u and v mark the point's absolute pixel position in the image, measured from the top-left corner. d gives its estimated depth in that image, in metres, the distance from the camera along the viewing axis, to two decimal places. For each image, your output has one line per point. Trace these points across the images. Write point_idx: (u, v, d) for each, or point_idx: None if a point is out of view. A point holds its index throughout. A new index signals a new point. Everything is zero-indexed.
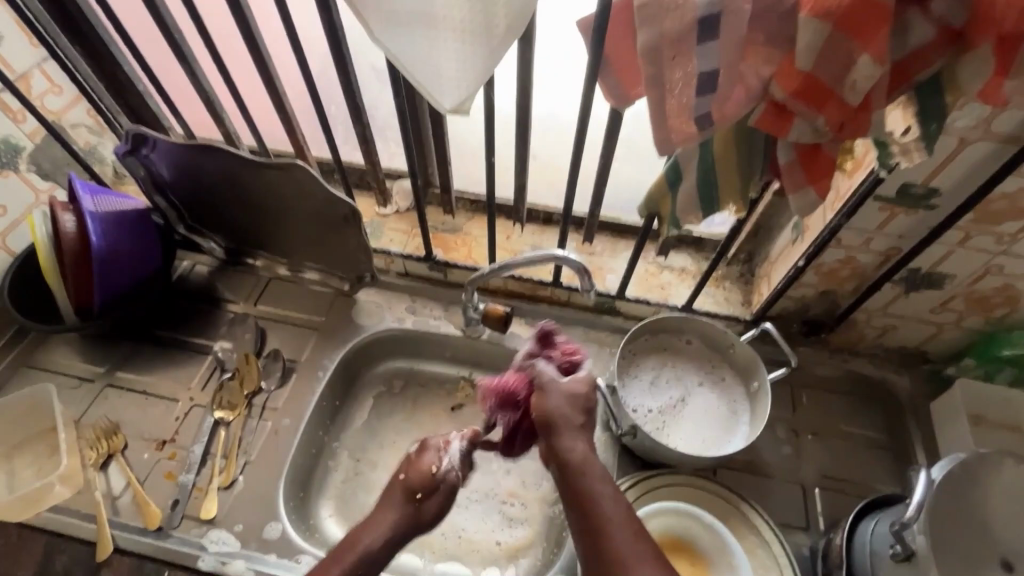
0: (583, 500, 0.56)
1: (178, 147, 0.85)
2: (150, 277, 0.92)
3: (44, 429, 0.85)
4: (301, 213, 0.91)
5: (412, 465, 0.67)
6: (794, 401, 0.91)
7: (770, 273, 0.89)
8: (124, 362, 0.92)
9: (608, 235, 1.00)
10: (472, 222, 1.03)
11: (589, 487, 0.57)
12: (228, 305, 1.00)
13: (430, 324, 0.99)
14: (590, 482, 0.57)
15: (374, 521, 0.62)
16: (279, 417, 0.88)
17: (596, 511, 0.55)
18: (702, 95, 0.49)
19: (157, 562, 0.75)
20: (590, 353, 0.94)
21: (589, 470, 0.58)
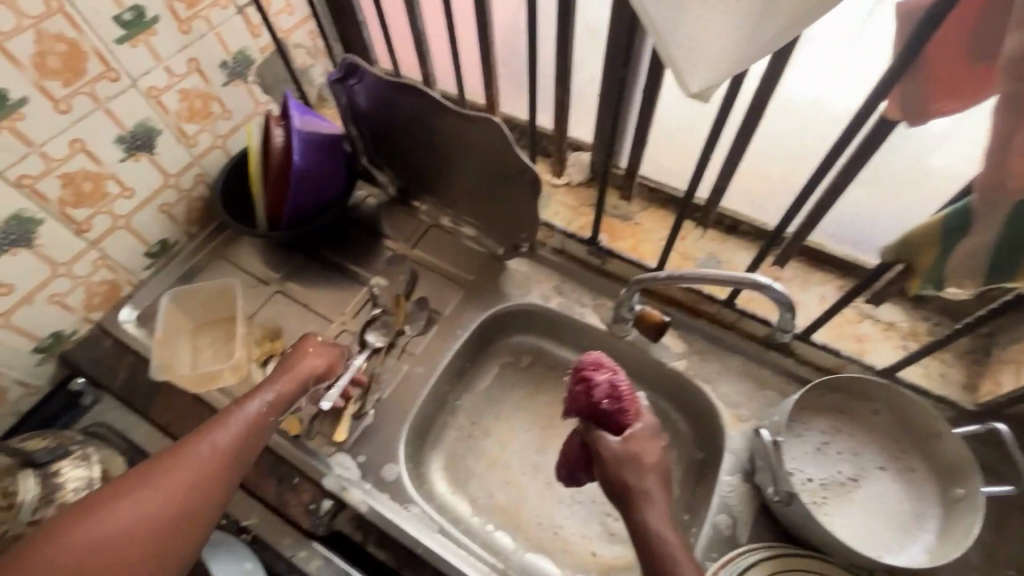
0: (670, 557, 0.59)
1: (381, 81, 0.86)
2: (331, 201, 0.96)
3: (227, 316, 0.96)
4: (478, 168, 0.89)
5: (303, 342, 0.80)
6: (1001, 524, 0.72)
7: (1020, 363, 0.70)
8: (296, 274, 0.99)
9: (801, 262, 0.86)
10: (646, 214, 0.94)
11: (671, 547, 0.59)
12: (388, 242, 1.03)
13: (576, 311, 0.93)
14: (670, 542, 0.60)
15: (275, 390, 0.71)
16: (415, 363, 0.90)
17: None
18: None
19: (289, 467, 0.80)
20: (745, 390, 0.83)
21: (669, 542, 0.60)
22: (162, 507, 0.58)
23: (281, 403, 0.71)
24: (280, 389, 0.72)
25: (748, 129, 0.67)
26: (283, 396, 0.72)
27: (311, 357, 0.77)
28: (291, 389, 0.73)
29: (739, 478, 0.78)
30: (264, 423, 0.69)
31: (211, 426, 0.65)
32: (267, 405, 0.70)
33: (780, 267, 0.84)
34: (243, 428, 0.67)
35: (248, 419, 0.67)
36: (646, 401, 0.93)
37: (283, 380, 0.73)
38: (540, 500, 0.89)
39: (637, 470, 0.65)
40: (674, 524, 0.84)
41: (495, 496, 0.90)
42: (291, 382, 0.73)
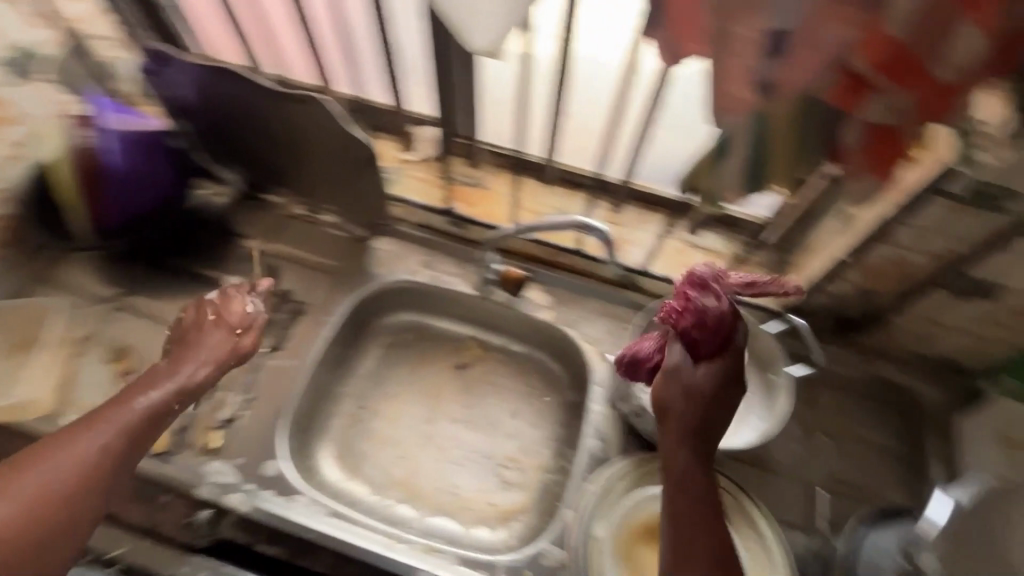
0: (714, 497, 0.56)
1: (195, 67, 0.81)
2: (166, 200, 0.94)
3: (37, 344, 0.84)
4: (321, 152, 0.88)
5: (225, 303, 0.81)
6: (812, 397, 0.88)
7: (806, 264, 0.84)
8: (138, 287, 0.92)
9: (637, 205, 0.95)
10: (497, 179, 0.99)
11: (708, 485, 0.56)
12: (245, 241, 0.98)
13: (444, 281, 0.96)
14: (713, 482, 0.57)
15: (167, 376, 0.70)
16: (287, 357, 0.88)
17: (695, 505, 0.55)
18: (770, 58, 0.44)
19: (156, 487, 0.75)
20: (605, 327, 0.92)
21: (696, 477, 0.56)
22: (45, 492, 0.57)
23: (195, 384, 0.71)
24: (185, 377, 0.71)
25: None
26: (182, 387, 0.70)
27: (239, 344, 0.78)
28: (191, 376, 0.71)
29: (605, 405, 0.86)
30: (167, 413, 0.67)
31: (106, 418, 0.63)
32: (168, 395, 0.68)
33: (618, 213, 0.93)
34: (140, 417, 0.64)
35: (150, 409, 0.65)
36: (525, 355, 0.99)
37: (192, 354, 0.74)
38: (436, 466, 0.92)
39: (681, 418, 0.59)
40: (560, 461, 0.91)
41: (391, 473, 0.91)
42: (192, 369, 0.72)
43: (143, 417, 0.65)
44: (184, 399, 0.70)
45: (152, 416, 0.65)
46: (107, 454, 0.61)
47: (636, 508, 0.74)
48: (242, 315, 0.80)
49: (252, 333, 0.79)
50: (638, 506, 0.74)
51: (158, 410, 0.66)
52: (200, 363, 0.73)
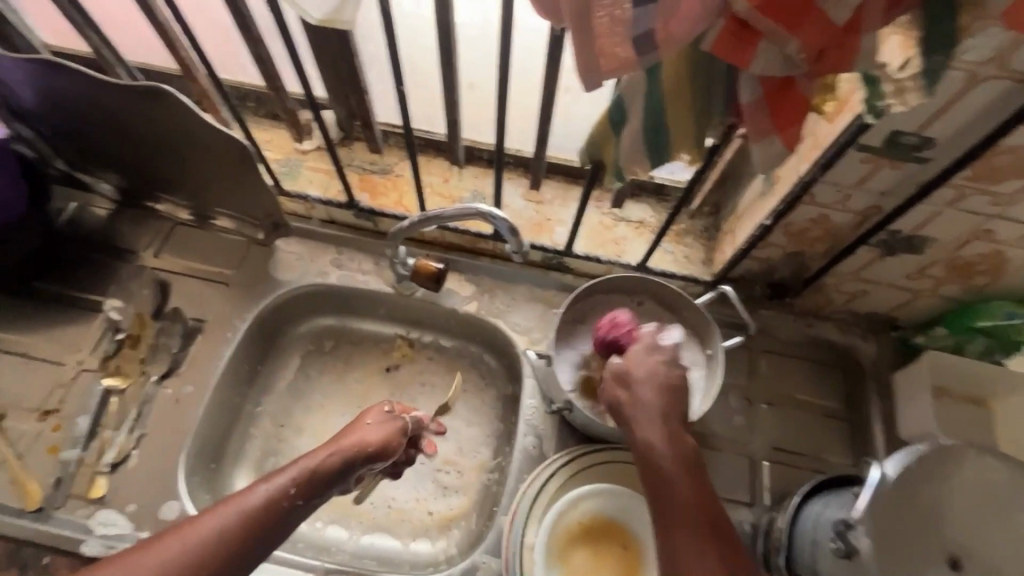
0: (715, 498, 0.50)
1: (21, 61, 0.69)
2: (20, 221, 0.78)
3: None
4: (194, 149, 0.77)
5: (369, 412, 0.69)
6: (751, 367, 0.85)
7: (734, 230, 0.79)
8: (0, 321, 0.80)
9: (559, 180, 0.88)
10: (405, 163, 0.90)
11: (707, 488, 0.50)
12: (132, 255, 0.87)
13: (358, 280, 0.88)
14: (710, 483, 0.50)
15: (290, 466, 0.58)
16: (181, 383, 0.78)
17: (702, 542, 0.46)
18: (639, 6, 0.37)
19: (36, 547, 0.67)
20: (534, 314, 0.86)
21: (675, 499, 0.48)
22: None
23: (328, 469, 0.60)
24: (312, 459, 0.60)
25: (447, 54, 0.64)
26: (310, 470, 0.59)
27: (364, 432, 0.65)
28: (317, 464, 0.59)
29: (538, 399, 0.81)
30: (288, 505, 0.56)
31: (220, 520, 0.52)
32: (290, 479, 0.57)
33: (538, 190, 0.86)
34: (257, 515, 0.54)
35: (263, 499, 0.55)
36: (455, 350, 0.93)
37: (326, 446, 0.62)
38: None
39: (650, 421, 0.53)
40: (499, 459, 0.86)
41: None
42: (333, 456, 0.61)
43: (255, 508, 0.54)
44: (314, 490, 0.58)
45: (268, 507, 0.55)
46: (202, 548, 0.50)
47: (569, 510, 0.68)
48: (389, 432, 0.67)
49: (393, 435, 0.67)
50: (572, 507, 0.68)
51: (276, 503, 0.55)
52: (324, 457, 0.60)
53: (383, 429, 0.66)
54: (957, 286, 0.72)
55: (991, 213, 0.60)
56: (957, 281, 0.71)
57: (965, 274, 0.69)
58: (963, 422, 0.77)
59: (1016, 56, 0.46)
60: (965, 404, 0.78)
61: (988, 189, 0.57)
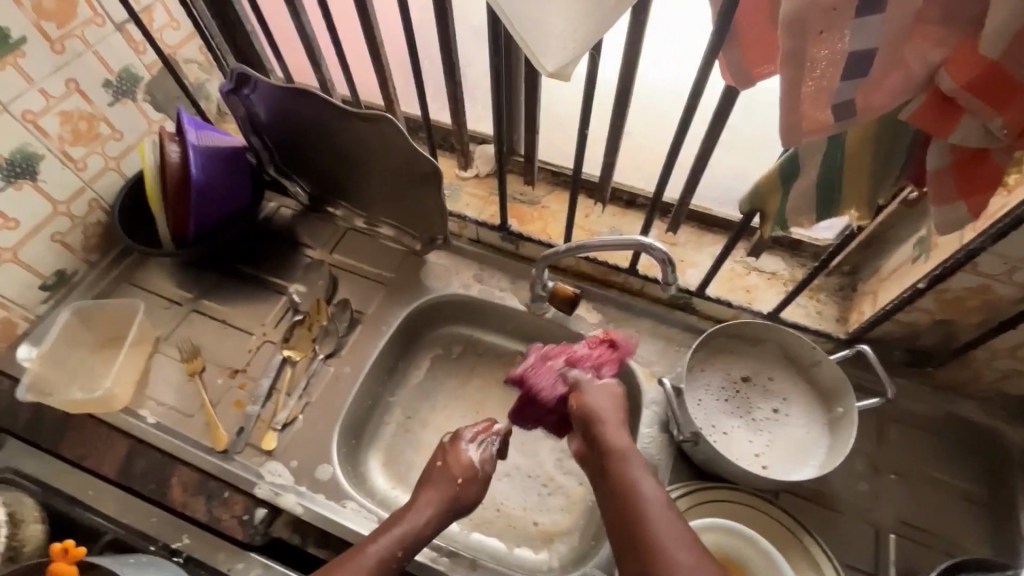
0: (620, 494, 0.60)
1: (275, 88, 0.86)
2: (239, 213, 0.96)
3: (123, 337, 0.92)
4: (386, 168, 0.91)
5: (448, 450, 0.74)
6: (880, 434, 0.83)
7: (876, 292, 0.80)
8: (209, 291, 0.97)
9: (694, 226, 0.93)
10: (551, 197, 0.99)
11: (619, 492, 0.60)
12: (307, 250, 1.02)
13: (496, 295, 0.97)
14: (627, 475, 0.62)
15: (419, 505, 0.68)
16: (341, 365, 0.90)
17: (636, 500, 0.58)
18: (848, 80, 0.42)
19: (219, 482, 0.79)
20: (657, 349, 0.90)
21: (624, 459, 0.63)
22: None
23: (428, 531, 0.66)
24: (410, 525, 0.66)
25: (622, 106, 0.73)
26: (411, 534, 0.65)
27: (449, 466, 0.72)
28: (423, 523, 0.66)
29: (657, 430, 0.84)
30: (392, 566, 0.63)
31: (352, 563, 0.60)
32: (393, 545, 0.64)
33: (674, 233, 0.92)
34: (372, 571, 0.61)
35: (377, 560, 0.62)
36: None
37: (425, 503, 0.68)
38: None
39: (630, 452, 0.64)
40: None
41: None
42: (431, 514, 0.67)
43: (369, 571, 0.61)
44: (412, 547, 0.65)
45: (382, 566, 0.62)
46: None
47: None
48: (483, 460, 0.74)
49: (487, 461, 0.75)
50: None
51: (383, 567, 0.62)
52: (424, 506, 0.68)
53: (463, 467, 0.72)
54: None
55: None
56: None
57: None
58: None
59: None
60: None
61: None
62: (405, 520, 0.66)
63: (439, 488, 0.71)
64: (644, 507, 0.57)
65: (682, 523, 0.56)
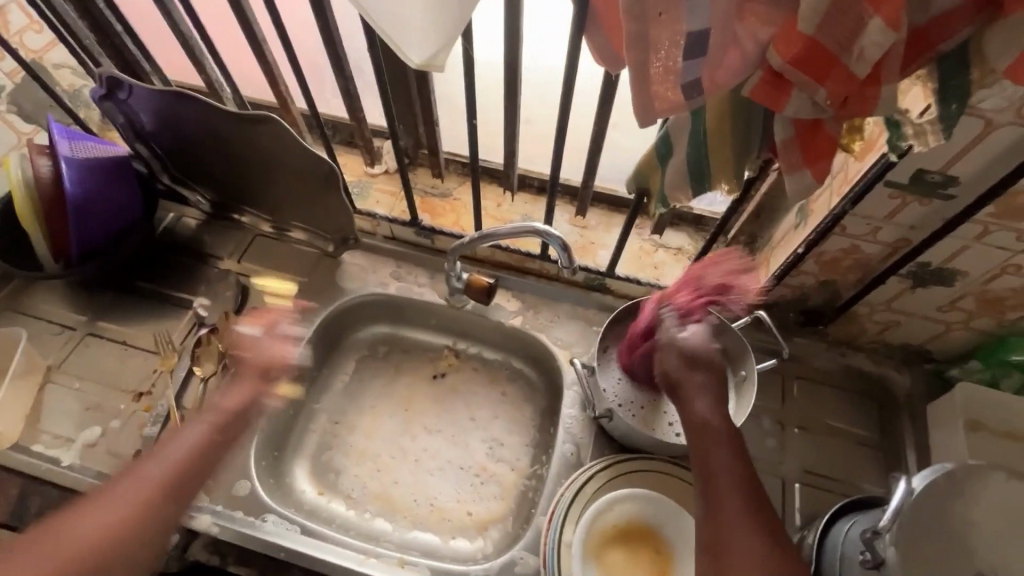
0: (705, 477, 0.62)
1: (151, 92, 0.81)
2: (130, 227, 0.90)
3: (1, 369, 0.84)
4: (284, 169, 0.87)
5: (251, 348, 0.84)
6: (785, 392, 0.88)
7: (768, 259, 0.84)
8: (107, 311, 0.91)
9: (602, 209, 0.96)
10: (462, 188, 0.99)
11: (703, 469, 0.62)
12: (214, 261, 0.98)
13: (415, 291, 0.96)
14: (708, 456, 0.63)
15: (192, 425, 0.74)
16: (256, 376, 0.87)
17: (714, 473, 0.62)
18: (689, 59, 0.44)
19: None
20: (575, 331, 0.92)
21: (716, 429, 0.65)
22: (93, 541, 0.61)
23: (188, 456, 0.71)
24: (214, 412, 0.75)
25: (512, 92, 0.73)
26: (219, 422, 0.75)
27: (221, 401, 0.77)
28: (191, 440, 0.72)
29: (578, 410, 0.86)
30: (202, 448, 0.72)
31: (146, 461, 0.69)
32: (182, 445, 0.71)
33: (583, 216, 0.94)
34: (182, 459, 0.70)
35: (182, 451, 0.71)
36: (500, 360, 0.99)
37: (214, 417, 0.75)
38: (412, 479, 0.91)
39: (729, 484, 0.60)
40: (537, 467, 0.91)
41: (368, 487, 0.90)
42: (202, 420, 0.74)
43: (178, 459, 0.70)
44: (228, 433, 0.76)
45: (157, 476, 0.68)
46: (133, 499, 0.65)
47: (605, 512, 0.72)
48: (278, 349, 0.84)
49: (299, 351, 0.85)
50: (607, 509, 0.72)
51: (174, 470, 0.69)
52: (204, 420, 0.74)
53: (275, 347, 0.84)
54: (989, 320, 0.75)
55: (1016, 249, 0.64)
56: (988, 315, 0.74)
57: (996, 308, 0.72)
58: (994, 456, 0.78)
59: None
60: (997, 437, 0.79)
61: (1012, 225, 0.61)
62: (150, 455, 0.69)
63: (242, 387, 0.79)
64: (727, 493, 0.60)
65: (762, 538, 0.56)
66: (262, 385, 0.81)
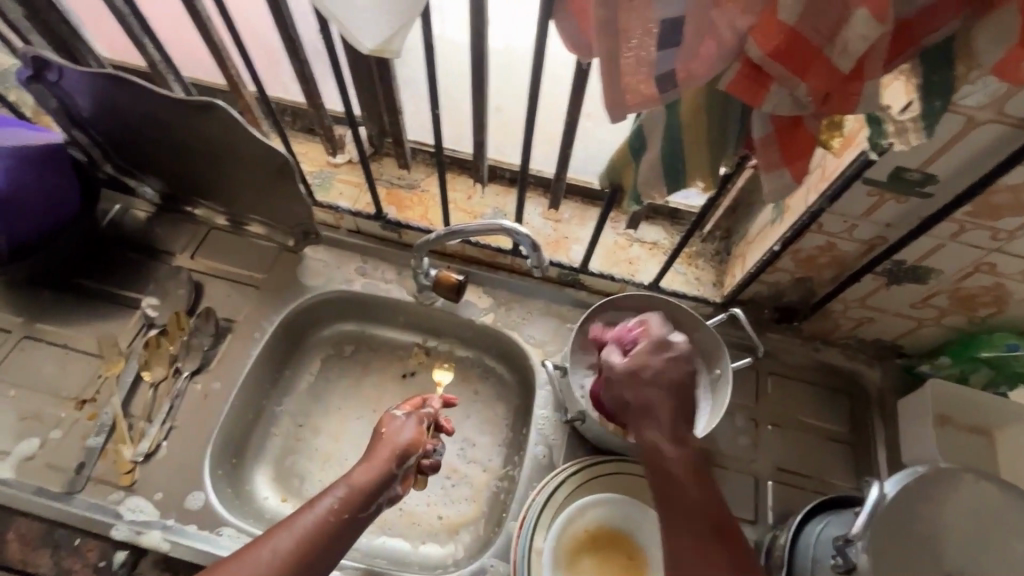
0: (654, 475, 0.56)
1: (84, 74, 0.74)
2: (66, 221, 0.83)
3: None
4: (237, 160, 0.81)
5: (382, 424, 0.73)
6: (759, 389, 0.87)
7: (744, 255, 0.83)
8: (44, 312, 0.84)
9: (576, 202, 0.92)
10: (431, 179, 0.94)
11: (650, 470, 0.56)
12: (163, 256, 0.91)
13: (381, 288, 0.92)
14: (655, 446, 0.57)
15: (368, 466, 0.68)
16: (211, 380, 0.82)
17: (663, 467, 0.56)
18: (663, 49, 0.41)
19: (68, 529, 0.70)
20: (548, 329, 0.89)
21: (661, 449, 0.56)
22: None
23: (366, 485, 0.66)
24: (349, 479, 0.65)
25: (480, 80, 0.68)
26: (354, 489, 0.65)
27: (391, 438, 0.71)
28: (355, 476, 0.66)
29: (550, 410, 0.84)
30: (337, 522, 0.62)
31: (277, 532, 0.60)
32: (332, 506, 0.63)
33: (557, 210, 0.90)
34: (313, 530, 0.61)
35: (312, 521, 0.61)
36: (472, 359, 0.96)
37: (355, 473, 0.66)
38: None
39: (679, 485, 0.54)
40: (510, 468, 0.89)
41: None
42: (366, 471, 0.67)
43: (305, 533, 0.60)
44: (358, 506, 0.64)
45: (298, 547, 0.59)
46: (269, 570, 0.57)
47: (577, 518, 0.71)
48: (419, 431, 0.73)
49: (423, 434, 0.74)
50: (578, 515, 0.72)
51: (323, 525, 0.61)
52: (355, 475, 0.66)
53: (410, 427, 0.73)
54: (960, 317, 0.75)
55: (990, 247, 0.63)
56: (959, 312, 0.74)
57: (967, 305, 0.72)
58: (961, 450, 0.79)
59: (1013, 102, 0.49)
60: (965, 432, 0.80)
61: (988, 224, 0.60)
62: (350, 500, 0.64)
63: (378, 454, 0.69)
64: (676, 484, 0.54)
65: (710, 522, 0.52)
66: (404, 456, 0.70)
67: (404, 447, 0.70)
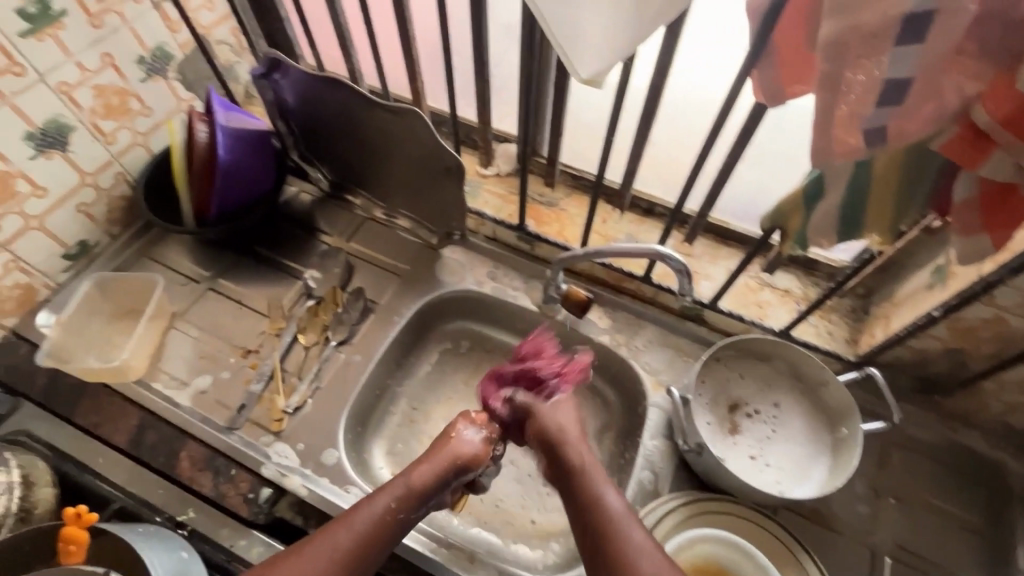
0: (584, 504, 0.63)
1: (305, 75, 0.87)
2: (260, 196, 0.97)
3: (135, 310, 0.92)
4: (409, 161, 0.91)
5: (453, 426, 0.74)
6: (883, 458, 0.83)
7: (888, 317, 0.80)
8: (227, 271, 0.98)
9: (710, 239, 0.94)
10: (570, 200, 1.00)
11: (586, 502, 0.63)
12: (323, 237, 1.03)
13: (508, 294, 0.97)
14: (596, 491, 0.64)
15: (432, 461, 0.69)
16: (353, 352, 0.92)
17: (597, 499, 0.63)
18: (882, 106, 0.43)
19: (227, 459, 0.81)
20: (665, 358, 0.90)
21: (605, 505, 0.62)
22: None
23: (423, 486, 0.67)
24: (408, 479, 0.66)
25: (650, 115, 0.73)
26: (410, 489, 0.66)
27: (456, 445, 0.71)
28: (418, 476, 0.67)
29: (661, 441, 0.84)
30: (392, 523, 0.64)
31: (337, 528, 0.62)
32: (388, 499, 0.65)
33: (691, 244, 0.92)
34: (370, 529, 0.62)
35: (368, 520, 0.63)
36: None
37: (417, 468, 0.68)
38: None
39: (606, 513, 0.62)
40: None
41: None
42: (429, 470, 0.68)
43: (366, 529, 0.62)
44: (411, 506, 0.66)
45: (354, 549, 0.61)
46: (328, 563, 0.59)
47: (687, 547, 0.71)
48: (484, 447, 0.73)
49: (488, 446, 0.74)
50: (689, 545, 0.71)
51: (380, 523, 0.63)
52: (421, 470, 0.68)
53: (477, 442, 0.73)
54: None
55: None
56: None
57: None
58: None
59: None
60: None
61: None
62: (408, 497, 0.65)
63: (438, 456, 0.70)
64: (616, 520, 0.61)
65: (648, 533, 0.60)
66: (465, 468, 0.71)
67: (469, 458, 0.71)
